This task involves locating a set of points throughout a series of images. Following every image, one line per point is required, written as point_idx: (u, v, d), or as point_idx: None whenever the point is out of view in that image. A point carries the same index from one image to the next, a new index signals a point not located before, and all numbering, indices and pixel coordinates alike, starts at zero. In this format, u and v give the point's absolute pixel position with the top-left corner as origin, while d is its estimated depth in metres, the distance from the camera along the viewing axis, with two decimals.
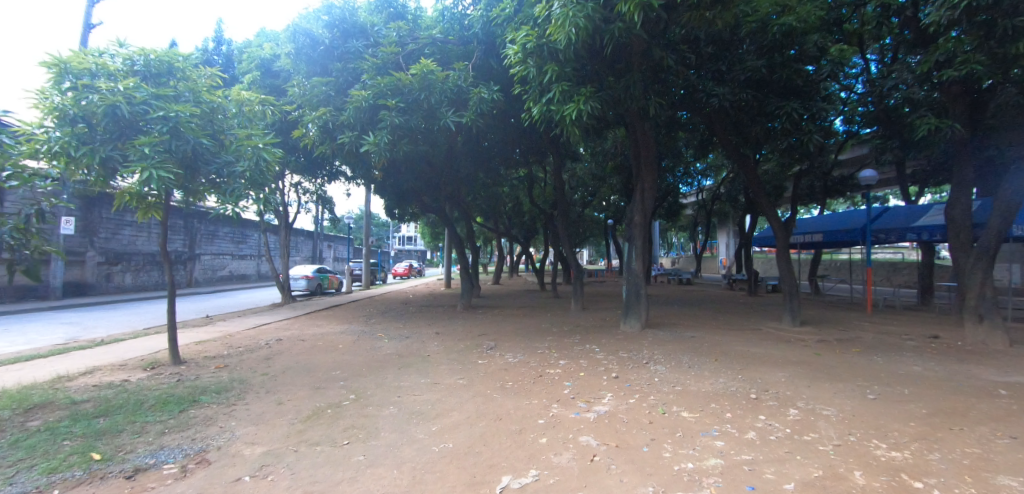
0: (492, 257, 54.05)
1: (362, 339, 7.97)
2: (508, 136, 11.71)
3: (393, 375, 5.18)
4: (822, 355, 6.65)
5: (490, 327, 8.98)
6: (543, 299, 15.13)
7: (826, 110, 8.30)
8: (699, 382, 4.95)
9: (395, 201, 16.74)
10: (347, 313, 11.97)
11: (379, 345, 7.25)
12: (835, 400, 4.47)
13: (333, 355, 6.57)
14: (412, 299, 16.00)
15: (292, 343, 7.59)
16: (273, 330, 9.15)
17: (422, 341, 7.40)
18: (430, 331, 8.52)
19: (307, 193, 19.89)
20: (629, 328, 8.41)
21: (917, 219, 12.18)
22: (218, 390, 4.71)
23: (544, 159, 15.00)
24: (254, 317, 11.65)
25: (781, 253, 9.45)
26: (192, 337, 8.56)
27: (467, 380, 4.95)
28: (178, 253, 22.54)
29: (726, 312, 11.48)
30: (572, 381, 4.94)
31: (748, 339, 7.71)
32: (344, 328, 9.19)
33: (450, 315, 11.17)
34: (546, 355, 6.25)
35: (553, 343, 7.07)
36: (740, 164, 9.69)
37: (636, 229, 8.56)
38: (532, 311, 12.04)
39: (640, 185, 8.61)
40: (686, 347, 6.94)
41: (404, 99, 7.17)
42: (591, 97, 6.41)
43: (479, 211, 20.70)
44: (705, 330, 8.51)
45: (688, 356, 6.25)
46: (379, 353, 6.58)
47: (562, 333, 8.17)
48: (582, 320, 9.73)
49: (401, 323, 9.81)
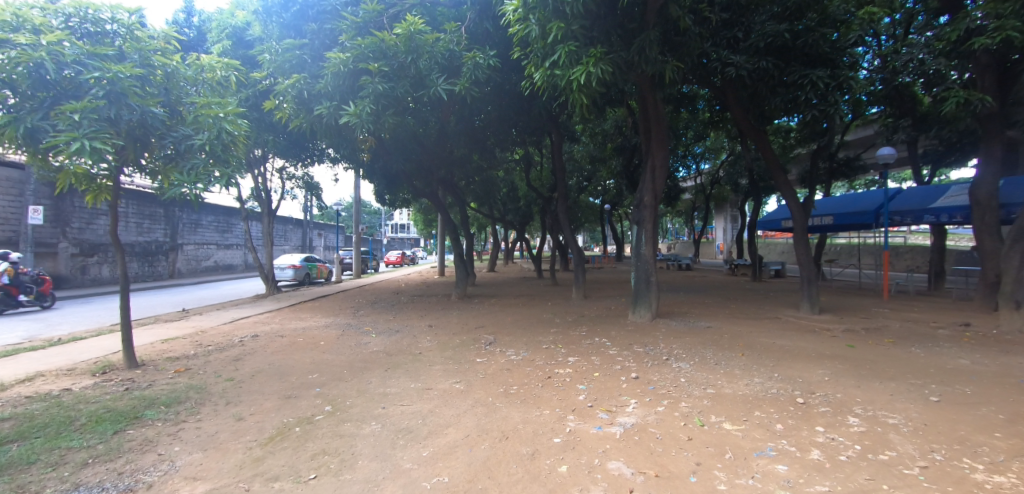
0: (486, 245, 53.35)
1: (347, 333, 7.25)
2: (504, 111, 10.90)
3: (377, 379, 4.46)
4: (856, 347, 6.02)
5: (488, 318, 8.30)
6: (541, 287, 14.49)
7: (854, 79, 7.54)
8: (732, 383, 4.29)
9: (385, 185, 15.90)
10: (335, 305, 11.24)
11: (366, 341, 6.52)
12: (897, 405, 3.81)
13: (312, 353, 5.82)
14: (404, 288, 15.27)
15: (268, 340, 6.85)
16: (250, 325, 8.40)
17: (413, 337, 6.68)
18: (422, 323, 7.79)
19: (292, 179, 18.96)
20: (639, 319, 7.74)
21: (934, 200, 11.60)
22: (170, 402, 3.96)
23: (542, 138, 14.18)
24: (234, 310, 10.86)
25: (799, 235, 8.80)
26: (160, 335, 7.78)
27: (464, 384, 4.25)
28: (159, 243, 21.56)
29: (736, 299, 10.90)
30: (586, 384, 4.25)
31: (770, 330, 7.09)
32: (328, 322, 8.45)
33: (444, 306, 10.47)
34: (552, 351, 5.55)
35: (558, 337, 6.38)
36: (755, 140, 8.96)
37: (645, 211, 7.79)
38: (532, 299, 11.39)
39: (650, 161, 7.85)
40: (705, 339, 6.30)
41: (389, 63, 6.33)
42: (602, 58, 5.61)
43: (473, 196, 19.87)
44: (720, 319, 7.88)
45: (710, 350, 5.60)
46: (364, 350, 5.85)
47: (567, 324, 7.49)
48: (586, 310, 9.07)
49: (392, 315, 9.09)
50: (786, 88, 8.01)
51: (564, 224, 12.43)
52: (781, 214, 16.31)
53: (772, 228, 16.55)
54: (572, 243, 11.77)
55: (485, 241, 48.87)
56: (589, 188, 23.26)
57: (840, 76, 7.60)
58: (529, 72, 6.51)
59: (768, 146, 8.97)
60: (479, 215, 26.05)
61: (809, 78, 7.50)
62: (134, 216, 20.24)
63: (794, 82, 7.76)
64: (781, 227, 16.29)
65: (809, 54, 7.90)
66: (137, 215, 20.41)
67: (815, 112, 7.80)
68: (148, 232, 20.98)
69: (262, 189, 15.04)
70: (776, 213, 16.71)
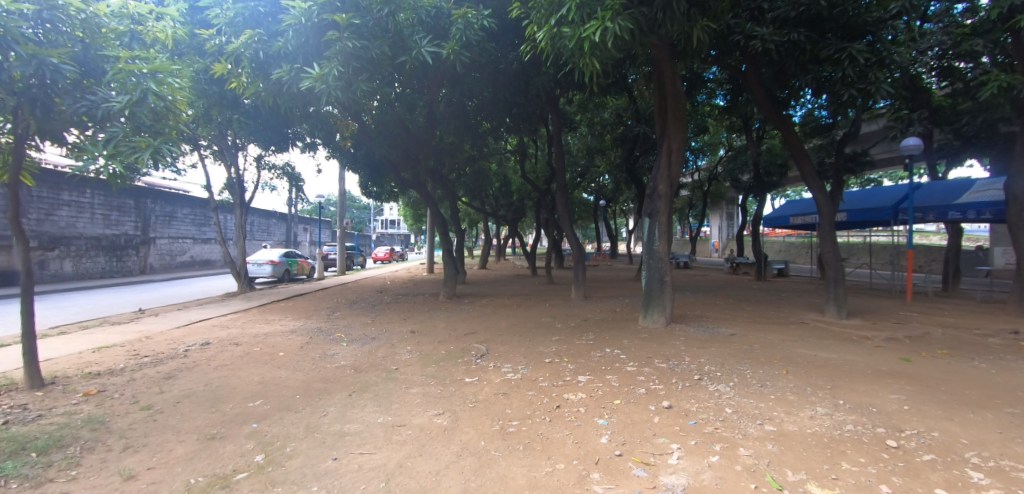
0: (477, 241, 52.13)
1: (314, 341, 6.21)
2: (498, 90, 9.86)
3: (336, 410, 3.45)
4: (911, 361, 5.12)
5: (479, 322, 7.31)
6: (537, 286, 13.50)
7: (898, 54, 6.66)
8: (793, 416, 3.35)
9: (369, 176, 14.80)
10: (311, 305, 10.14)
11: (335, 351, 5.49)
12: (1021, 449, 2.88)
13: (266, 368, 4.78)
14: (389, 286, 14.21)
15: (219, 351, 5.77)
16: (206, 331, 7.30)
17: (390, 346, 5.65)
18: (404, 329, 6.76)
19: (272, 169, 17.80)
20: (651, 324, 6.77)
21: (959, 196, 10.87)
22: (44, 450, 2.89)
23: (537, 125, 13.16)
24: (194, 311, 9.67)
25: (826, 230, 7.89)
26: (94, 342, 6.63)
27: (448, 418, 3.24)
28: (129, 237, 20.16)
29: (749, 301, 10.03)
30: (606, 417, 3.27)
31: (801, 337, 6.21)
32: (297, 326, 7.39)
33: (432, 306, 9.44)
34: (557, 367, 4.57)
35: (563, 348, 5.40)
36: (777, 124, 8.08)
37: (660, 201, 6.78)
38: (526, 299, 10.39)
39: (664, 144, 6.85)
40: (734, 351, 5.36)
41: (362, 16, 5.31)
42: (621, 11, 4.61)
43: (464, 189, 18.78)
44: (742, 325, 6.96)
45: (747, 366, 4.66)
46: (329, 365, 4.81)
47: (571, 331, 6.51)
48: (590, 313, 8.11)
49: (370, 318, 8.01)
50: (818, 64, 7.09)
51: (562, 218, 11.41)
52: (789, 210, 15.52)
53: (780, 225, 15.76)
54: (571, 237, 10.76)
55: (477, 237, 47.72)
56: (584, 182, 22.31)
57: (881, 50, 6.69)
58: (530, 33, 5.55)
59: (791, 132, 8.10)
60: (471, 210, 24.85)
61: (847, 52, 6.56)
62: (100, 208, 18.85)
63: (829, 57, 6.84)
64: (789, 224, 15.50)
65: (845, 25, 6.95)
66: (104, 207, 19.02)
67: (853, 91, 6.84)
68: (117, 224, 19.61)
69: (236, 179, 13.85)
70: (783, 209, 15.95)
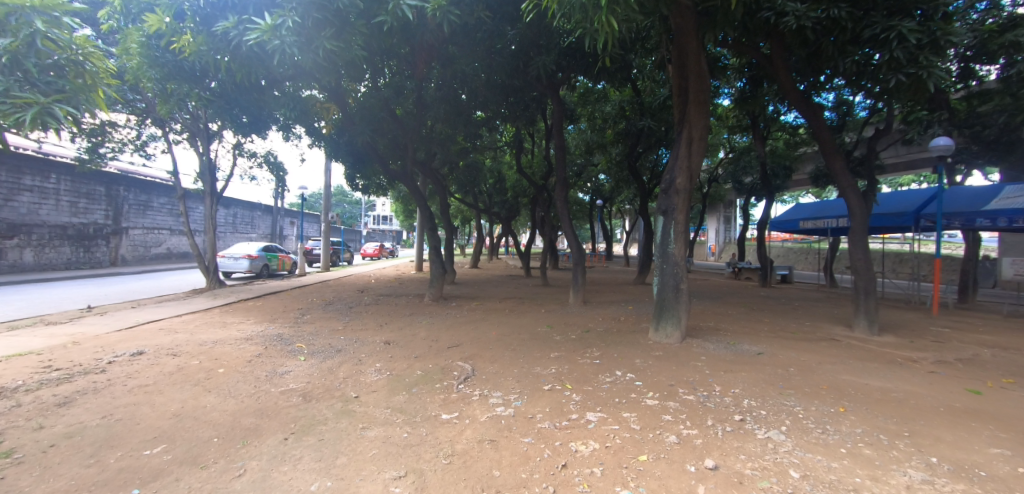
0: (469, 239, 51.10)
1: (270, 352, 5.24)
2: (494, 71, 8.96)
3: (259, 470, 2.48)
4: (982, 394, 4.28)
5: (466, 331, 6.39)
6: (531, 289, 12.56)
7: (955, 35, 5.79)
8: (884, 486, 2.45)
9: (355, 167, 13.82)
10: (281, 305, 9.13)
11: (288, 367, 4.52)
12: None
13: (193, 392, 3.77)
14: (372, 285, 13.20)
15: (149, 364, 4.75)
16: (148, 336, 6.25)
17: (357, 362, 4.69)
18: (377, 339, 5.79)
19: (252, 157, 16.72)
20: (664, 339, 5.85)
21: (987, 202, 10.09)
22: None
23: (536, 116, 12.24)
24: (147, 311, 8.57)
25: (857, 234, 7.09)
26: (7, 349, 5.52)
27: (411, 486, 2.29)
28: (98, 226, 18.88)
29: (763, 311, 9.19)
30: (635, 486, 2.36)
31: (839, 359, 5.38)
32: (255, 333, 6.38)
33: (414, 310, 8.47)
34: (560, 398, 3.64)
35: (566, 369, 4.49)
36: (805, 112, 7.30)
37: (678, 196, 5.86)
38: (519, 304, 9.46)
39: (683, 130, 5.93)
40: (770, 378, 4.46)
41: None
42: None
43: (455, 183, 17.78)
44: (766, 342, 6.08)
45: (794, 400, 3.78)
46: (274, 389, 3.84)
47: (573, 346, 5.56)
48: (591, 322, 7.20)
49: (342, 324, 7.02)
50: (857, 46, 6.26)
51: (561, 216, 10.44)
52: (799, 214, 14.78)
53: (788, 229, 15.03)
54: (570, 237, 9.79)
55: (468, 235, 46.67)
56: (581, 180, 21.42)
57: (934, 29, 5.84)
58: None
59: (822, 124, 7.30)
60: (464, 207, 23.77)
61: (895, 31, 5.73)
62: (66, 195, 17.55)
63: (873, 37, 6.02)
64: (799, 228, 14.72)
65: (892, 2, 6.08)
66: (70, 193, 17.71)
67: (902, 76, 5.97)
68: (85, 212, 18.31)
69: (208, 165, 12.74)
70: (792, 212, 15.20)
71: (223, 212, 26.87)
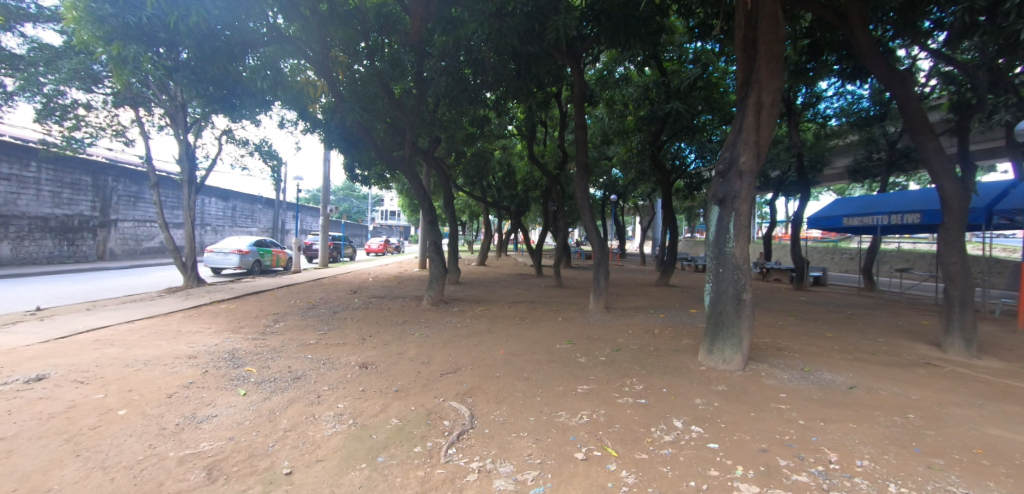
0: (477, 236, 50.00)
1: (210, 378, 4.01)
2: (503, 36, 7.62)
3: None
4: None
5: (468, 348, 5.12)
6: (543, 290, 11.24)
7: None
8: None
9: (352, 158, 12.64)
10: (255, 309, 7.90)
11: (216, 408, 3.26)
12: None
13: (50, 459, 2.53)
14: (367, 285, 11.98)
15: (35, 398, 3.52)
16: (71, 351, 5.02)
17: (312, 401, 3.39)
18: (351, 361, 4.52)
19: (244, 146, 15.62)
20: (719, 365, 4.54)
21: None
22: None
23: (550, 97, 10.96)
24: (98, 315, 7.37)
25: (953, 230, 5.71)
26: None
27: None
28: (84, 218, 17.93)
29: (818, 322, 7.80)
30: None
31: (965, 399, 4.00)
32: (205, 348, 5.14)
33: (408, 317, 7.20)
34: (603, 480, 2.33)
35: (604, 418, 3.16)
36: (887, 76, 6.02)
37: (741, 181, 4.52)
38: (532, 310, 8.18)
39: (747, 94, 4.60)
40: (896, 436, 3.11)
41: None
42: None
43: (461, 175, 16.56)
44: (852, 370, 4.69)
45: (964, 487, 2.44)
46: (171, 453, 2.58)
47: (607, 375, 4.22)
48: (620, 337, 5.87)
49: (316, 336, 5.75)
50: None
51: (581, 209, 9.03)
52: (842, 210, 13.33)
53: (830, 226, 13.59)
54: (590, 232, 8.47)
55: (475, 232, 45.53)
56: (597, 172, 20.09)
57: None
58: None
59: (911, 95, 5.93)
60: (471, 202, 22.53)
61: None
62: (48, 185, 16.53)
63: None
64: (841, 225, 13.28)
65: None
66: (54, 183, 16.71)
67: None
68: (69, 203, 17.33)
69: (188, 151, 11.56)
70: (832, 208, 13.76)
71: (221, 205, 25.92)
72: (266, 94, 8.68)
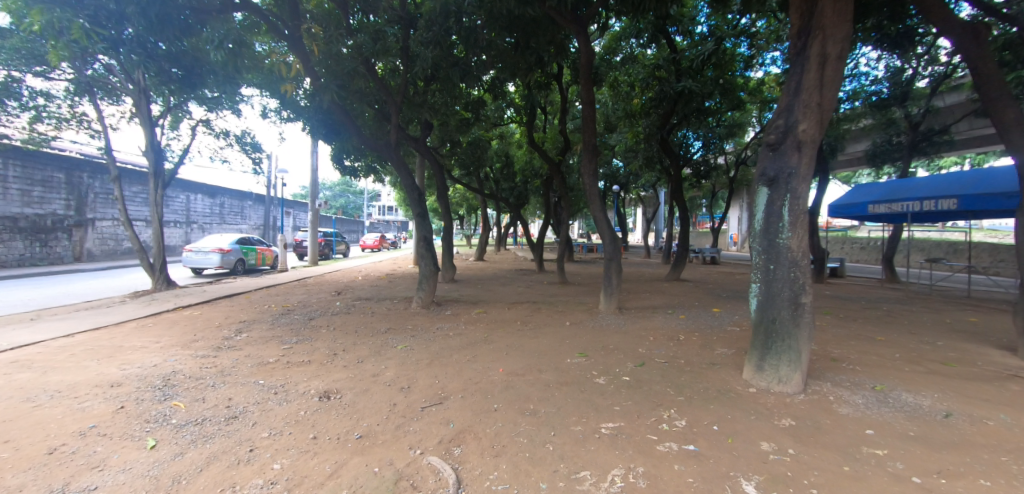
0: (475, 230, 49.09)
1: (122, 419, 3.08)
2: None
3: None
4: None
5: (461, 367, 4.17)
6: (546, 288, 10.34)
7: None
8: None
9: (337, 147, 11.66)
10: (222, 316, 6.96)
11: (99, 475, 2.32)
12: None
13: None
14: (354, 285, 11.03)
15: None
16: None
17: (239, 458, 2.46)
18: (311, 389, 3.58)
19: (224, 136, 14.62)
20: (773, 387, 3.61)
21: None
22: None
23: (550, 76, 9.97)
24: (37, 327, 6.42)
25: None
26: None
27: None
28: (58, 217, 16.94)
29: (858, 322, 6.89)
30: None
31: None
32: (140, 371, 4.20)
33: (392, 324, 6.26)
34: None
35: (645, 482, 2.24)
36: (955, 31, 5.08)
37: (799, 154, 3.59)
38: (535, 312, 7.25)
39: (806, 44, 3.65)
40: None
41: None
42: None
43: (456, 165, 15.60)
44: (937, 391, 3.75)
45: None
46: None
47: (636, 404, 3.30)
48: (641, 347, 4.94)
49: (279, 351, 4.81)
50: None
51: (589, 197, 8.05)
52: (865, 196, 12.35)
53: (851, 214, 12.63)
54: (600, 224, 7.50)
55: (474, 227, 44.50)
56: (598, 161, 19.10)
57: None
58: None
59: (987, 54, 4.98)
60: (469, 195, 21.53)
61: None
62: (17, 182, 15.55)
63: None
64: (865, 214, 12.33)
65: None
66: (23, 181, 15.72)
67: None
68: (42, 202, 16.34)
69: (155, 140, 10.56)
70: (854, 195, 12.78)
71: (209, 201, 24.93)
72: (232, 71, 7.66)
